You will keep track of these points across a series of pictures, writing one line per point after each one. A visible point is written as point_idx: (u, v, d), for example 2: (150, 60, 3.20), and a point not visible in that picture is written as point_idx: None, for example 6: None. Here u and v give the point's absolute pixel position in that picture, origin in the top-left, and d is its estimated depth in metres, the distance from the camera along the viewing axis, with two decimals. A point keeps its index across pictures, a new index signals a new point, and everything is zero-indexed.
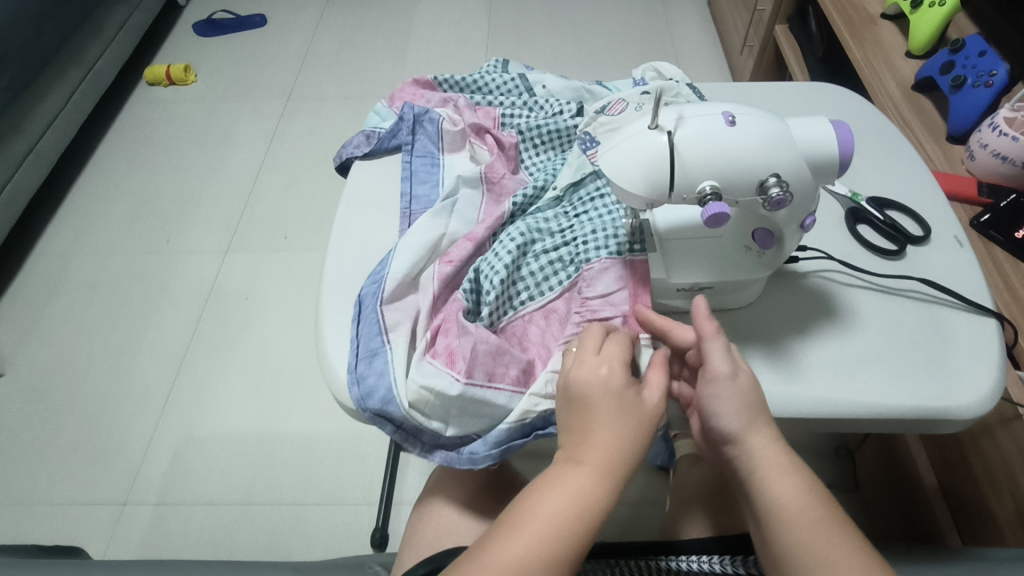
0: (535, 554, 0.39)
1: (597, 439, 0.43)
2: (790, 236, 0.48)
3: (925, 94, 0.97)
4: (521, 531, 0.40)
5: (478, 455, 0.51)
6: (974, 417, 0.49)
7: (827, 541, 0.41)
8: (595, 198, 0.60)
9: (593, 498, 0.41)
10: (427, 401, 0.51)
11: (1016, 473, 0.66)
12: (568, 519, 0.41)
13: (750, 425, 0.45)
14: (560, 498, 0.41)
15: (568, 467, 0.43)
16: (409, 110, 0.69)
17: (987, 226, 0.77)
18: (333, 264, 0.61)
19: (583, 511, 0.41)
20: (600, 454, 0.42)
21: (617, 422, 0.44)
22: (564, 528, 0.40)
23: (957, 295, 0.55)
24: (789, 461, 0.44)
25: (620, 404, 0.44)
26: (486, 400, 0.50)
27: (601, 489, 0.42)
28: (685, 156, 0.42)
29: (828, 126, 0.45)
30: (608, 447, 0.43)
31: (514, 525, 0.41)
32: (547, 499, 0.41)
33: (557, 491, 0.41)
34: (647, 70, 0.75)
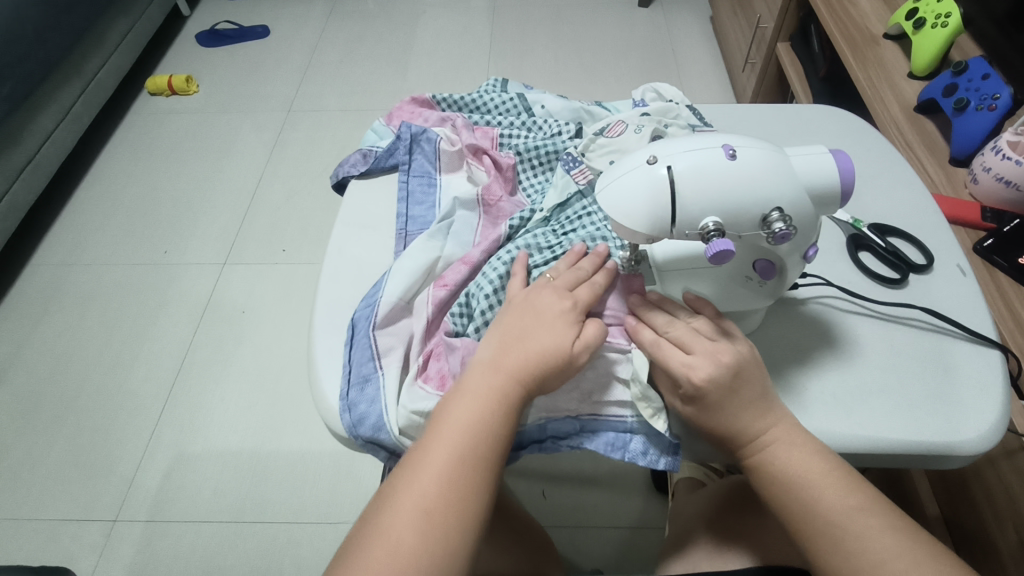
0: (452, 464, 0.43)
1: (515, 352, 0.46)
2: (792, 267, 0.47)
3: (928, 116, 0.96)
4: (436, 443, 0.44)
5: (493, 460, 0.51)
6: (978, 453, 0.48)
7: (835, 513, 0.43)
8: (583, 218, 0.59)
9: (498, 401, 0.45)
10: (417, 427, 0.49)
11: (1020, 506, 0.65)
12: (478, 425, 0.44)
13: (742, 419, 0.45)
14: (470, 407, 0.45)
15: (478, 376, 0.46)
16: (406, 130, 0.68)
17: (990, 251, 0.76)
18: (327, 285, 0.60)
19: (491, 414, 0.44)
20: (513, 365, 0.46)
21: (541, 336, 0.47)
22: (474, 434, 0.44)
23: (959, 325, 0.54)
24: (818, 467, 0.44)
25: (543, 324, 0.47)
26: None
27: (503, 391, 0.45)
28: (686, 192, 0.41)
29: (829, 155, 0.44)
30: (520, 360, 0.46)
31: (433, 438, 0.44)
32: (461, 407, 0.45)
33: (469, 400, 0.45)
34: (646, 91, 0.74)
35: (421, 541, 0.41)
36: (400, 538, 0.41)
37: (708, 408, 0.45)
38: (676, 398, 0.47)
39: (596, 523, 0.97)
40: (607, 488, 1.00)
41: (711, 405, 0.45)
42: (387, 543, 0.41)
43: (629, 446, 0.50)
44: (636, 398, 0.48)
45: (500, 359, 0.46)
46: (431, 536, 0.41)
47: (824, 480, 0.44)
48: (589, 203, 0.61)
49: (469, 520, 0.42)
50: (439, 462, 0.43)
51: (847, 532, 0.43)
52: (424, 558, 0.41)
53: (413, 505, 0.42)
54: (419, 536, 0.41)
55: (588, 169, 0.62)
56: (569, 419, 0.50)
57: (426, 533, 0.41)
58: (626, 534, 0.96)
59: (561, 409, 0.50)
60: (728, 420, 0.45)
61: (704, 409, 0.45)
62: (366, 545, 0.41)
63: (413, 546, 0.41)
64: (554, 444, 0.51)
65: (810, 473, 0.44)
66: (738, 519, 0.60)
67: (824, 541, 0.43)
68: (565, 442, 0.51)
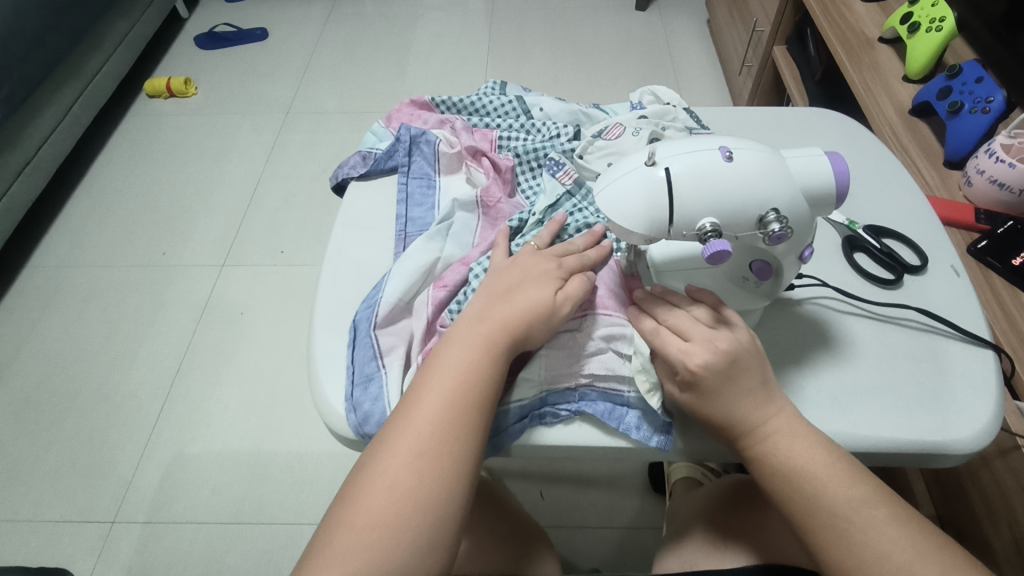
0: (444, 409, 0.44)
1: (502, 302, 0.48)
2: (789, 268, 0.48)
3: (923, 119, 0.97)
4: (428, 391, 0.45)
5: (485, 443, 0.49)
6: (972, 450, 0.48)
7: (833, 505, 0.43)
8: (574, 215, 0.60)
9: (488, 346, 0.46)
10: None
11: (1014, 504, 0.66)
12: (468, 372, 0.45)
13: (740, 408, 0.45)
14: (460, 356, 0.46)
15: (468, 326, 0.48)
16: (406, 132, 0.69)
17: (983, 252, 0.77)
18: (327, 286, 0.60)
19: (481, 361, 0.45)
20: (500, 314, 0.47)
21: (526, 290, 0.48)
22: (465, 380, 0.45)
23: (953, 326, 0.54)
24: (818, 459, 0.44)
25: (530, 280, 0.49)
26: None
27: (493, 337, 0.46)
28: (683, 193, 0.42)
29: (824, 157, 0.45)
30: (506, 310, 0.47)
31: (424, 387, 0.45)
32: (451, 355, 0.46)
33: (459, 349, 0.46)
34: (643, 94, 0.75)
35: (414, 481, 0.42)
36: (396, 479, 0.42)
37: (706, 397, 0.46)
38: (675, 386, 0.48)
39: (593, 522, 0.97)
40: (606, 487, 1.00)
41: (708, 394, 0.46)
42: (382, 485, 0.42)
43: (625, 418, 0.50)
44: (636, 372, 0.50)
45: (489, 310, 0.48)
46: (427, 476, 0.42)
47: (823, 472, 0.44)
48: (578, 204, 0.60)
49: (464, 463, 0.43)
50: (433, 408, 0.44)
51: (852, 524, 0.43)
52: (419, 498, 0.42)
53: (406, 448, 0.43)
54: (414, 476, 0.42)
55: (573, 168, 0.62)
56: (569, 390, 0.51)
57: (421, 473, 0.42)
58: (624, 533, 0.96)
59: (561, 380, 0.51)
60: (726, 409, 0.46)
61: (703, 398, 0.46)
62: (362, 487, 0.42)
63: (408, 485, 0.42)
64: (553, 413, 0.51)
65: (810, 465, 0.44)
66: (734, 517, 0.61)
67: (829, 534, 0.43)
68: (564, 411, 0.51)
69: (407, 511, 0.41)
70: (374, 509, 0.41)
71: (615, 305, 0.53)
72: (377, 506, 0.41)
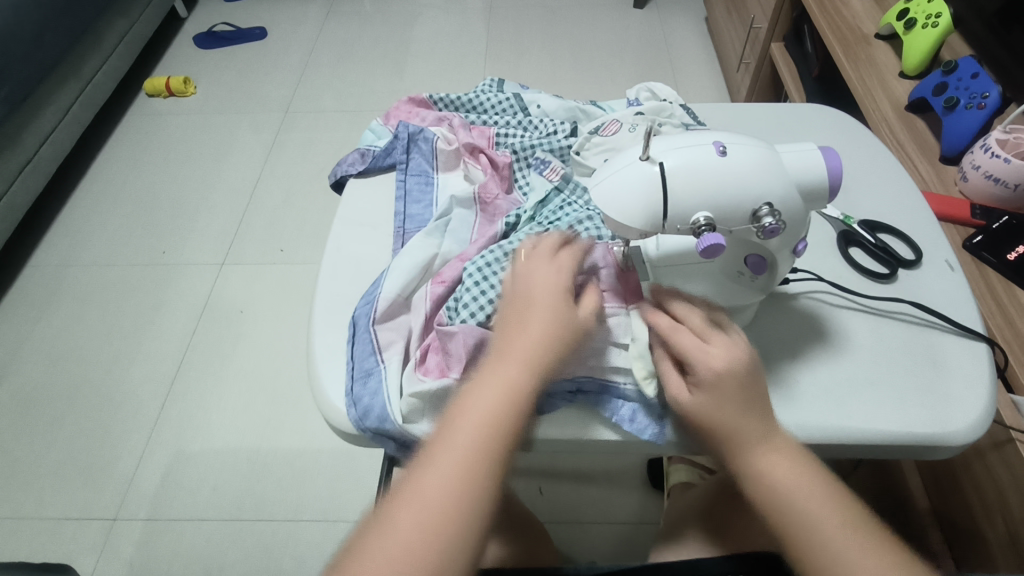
0: (471, 455, 0.42)
1: (528, 334, 0.45)
2: (783, 261, 0.49)
3: (919, 115, 0.98)
4: (457, 432, 0.43)
5: None
6: (966, 442, 0.49)
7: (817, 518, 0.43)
8: (567, 208, 0.61)
9: (515, 386, 0.44)
10: (417, 409, 0.50)
11: (1009, 498, 0.66)
12: (498, 412, 0.43)
13: (748, 413, 0.45)
14: (489, 395, 0.43)
15: (493, 364, 0.45)
16: (404, 130, 0.70)
17: (979, 247, 0.78)
18: (326, 282, 0.61)
19: (510, 399, 0.43)
20: (527, 349, 0.45)
21: (552, 319, 0.46)
22: (495, 420, 0.43)
23: (947, 319, 0.55)
24: (804, 475, 0.45)
25: (554, 307, 0.46)
26: None
27: (521, 378, 0.44)
28: (677, 188, 0.42)
29: (817, 152, 0.45)
30: (534, 343, 0.45)
31: (453, 428, 0.43)
32: (479, 395, 0.44)
33: (488, 388, 0.44)
34: (640, 91, 0.75)
35: (438, 533, 0.40)
36: (424, 526, 0.40)
37: (717, 398, 0.45)
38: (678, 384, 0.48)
39: (594, 518, 0.98)
40: (605, 484, 1.01)
41: (720, 396, 0.45)
42: (404, 536, 0.39)
43: (619, 409, 0.51)
44: (634, 358, 0.51)
45: (514, 343, 0.45)
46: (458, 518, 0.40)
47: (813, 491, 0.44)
48: (567, 198, 0.62)
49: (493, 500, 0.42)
50: (457, 453, 0.42)
51: (829, 532, 0.43)
52: (445, 550, 0.39)
53: (429, 496, 0.41)
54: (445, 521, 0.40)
55: (558, 165, 0.65)
56: (566, 378, 0.51)
57: (447, 526, 0.40)
58: (623, 530, 0.97)
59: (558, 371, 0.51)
60: (734, 415, 0.45)
61: (713, 399, 0.45)
62: (378, 536, 0.40)
63: (434, 537, 0.39)
64: (550, 402, 0.51)
65: (796, 478, 0.44)
66: (726, 510, 0.62)
67: (804, 542, 0.43)
68: (561, 400, 0.51)
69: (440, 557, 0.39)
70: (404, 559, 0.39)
71: (607, 296, 0.53)
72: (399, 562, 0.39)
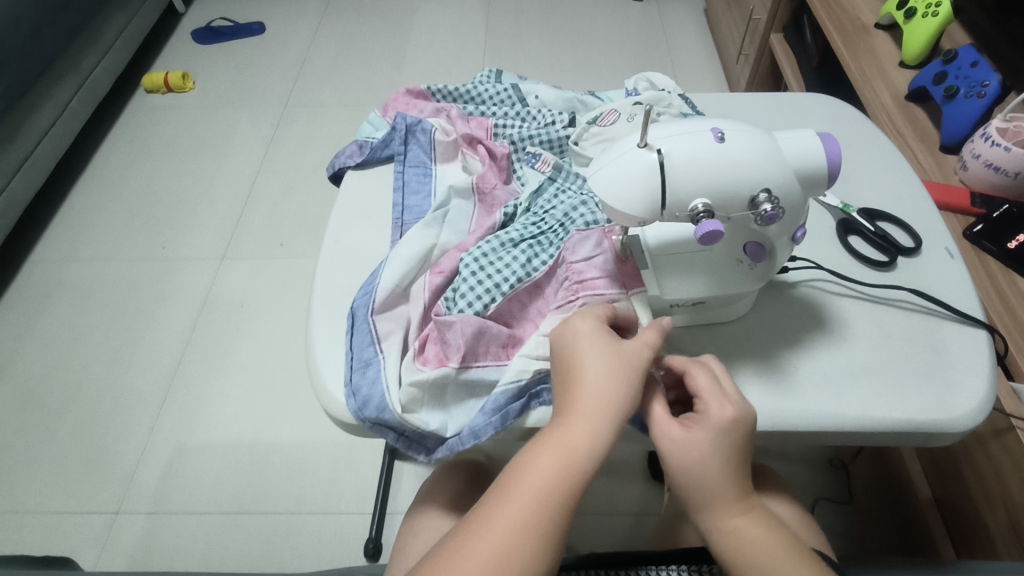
0: (541, 517, 0.39)
1: (592, 387, 0.42)
2: (781, 248, 0.49)
3: (919, 104, 0.97)
4: (517, 495, 0.40)
5: (480, 428, 0.49)
6: (967, 429, 0.49)
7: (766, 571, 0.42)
8: (561, 197, 0.62)
9: (589, 446, 0.41)
10: (417, 399, 0.51)
11: (1009, 485, 0.66)
12: (563, 476, 0.40)
13: (732, 479, 0.43)
14: (553, 456, 0.41)
15: (566, 419, 0.42)
16: (401, 121, 0.69)
17: (979, 236, 0.77)
18: (325, 274, 0.61)
19: (574, 464, 0.40)
20: (594, 405, 0.41)
21: (615, 374, 0.43)
22: (559, 484, 0.40)
23: (947, 306, 0.55)
24: (761, 531, 0.43)
25: (617, 359, 0.43)
26: (478, 380, 0.52)
27: (596, 437, 0.41)
28: (675, 175, 0.42)
29: (816, 138, 0.45)
30: (599, 400, 0.42)
31: (514, 489, 0.40)
32: (542, 454, 0.41)
33: (551, 446, 0.41)
34: (639, 81, 0.75)
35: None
36: None
37: (707, 456, 0.43)
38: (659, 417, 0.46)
39: (595, 511, 0.98)
40: (606, 476, 1.01)
41: (711, 455, 0.43)
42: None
43: None
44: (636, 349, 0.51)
45: (584, 396, 0.42)
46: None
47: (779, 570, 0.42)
48: (560, 187, 0.63)
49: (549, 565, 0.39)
50: (527, 514, 0.39)
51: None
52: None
53: (497, 558, 0.38)
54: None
55: (550, 156, 0.66)
56: None
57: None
58: (624, 521, 0.97)
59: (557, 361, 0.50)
60: (717, 473, 0.43)
61: (702, 453, 0.43)
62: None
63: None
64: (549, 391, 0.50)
65: (750, 531, 0.43)
66: None
67: None
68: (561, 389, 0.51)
69: None
70: None
71: (605, 284, 0.53)
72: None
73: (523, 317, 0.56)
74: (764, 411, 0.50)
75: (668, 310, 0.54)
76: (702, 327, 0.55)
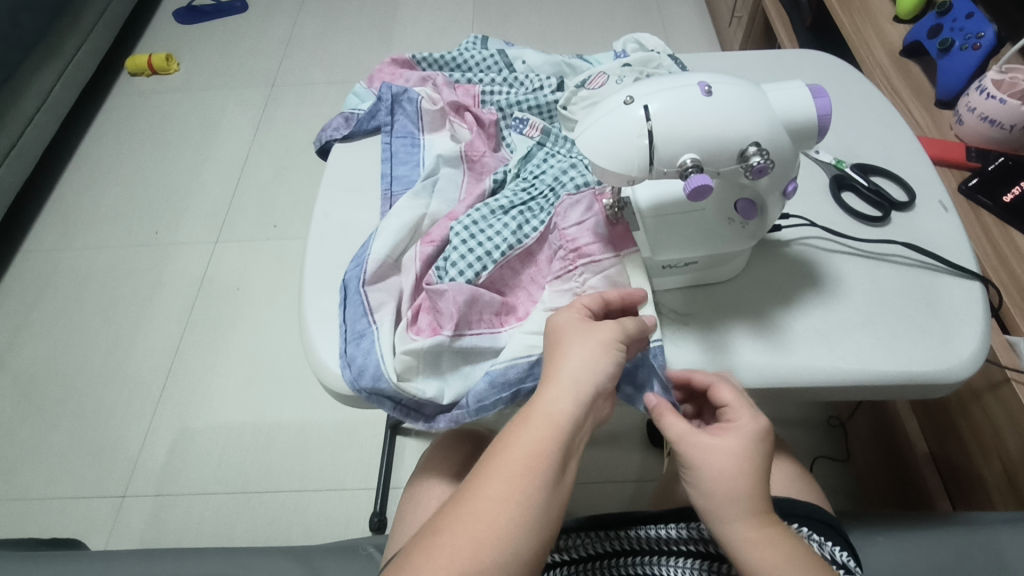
0: (520, 485, 0.40)
1: (567, 364, 0.44)
2: (772, 204, 0.48)
3: (914, 59, 0.96)
4: (497, 466, 0.41)
5: (486, 402, 0.49)
6: (959, 380, 0.49)
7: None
8: (550, 160, 0.61)
9: (564, 417, 0.42)
10: (413, 367, 0.51)
11: (1004, 437, 0.67)
12: (541, 445, 0.41)
13: (758, 493, 0.43)
14: (530, 429, 0.41)
15: (540, 393, 0.43)
16: (387, 91, 0.68)
17: (975, 190, 0.77)
18: (316, 248, 0.61)
19: (552, 434, 0.41)
20: (567, 379, 0.43)
21: (588, 350, 0.44)
22: (536, 452, 0.41)
23: (941, 259, 0.54)
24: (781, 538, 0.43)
25: (591, 336, 0.45)
26: (474, 348, 0.52)
27: (570, 406, 0.42)
28: (663, 130, 0.41)
29: (806, 90, 0.44)
30: (574, 373, 0.43)
31: (494, 461, 0.41)
32: (520, 428, 0.42)
33: (528, 420, 0.42)
34: (627, 43, 0.73)
35: (490, 562, 0.38)
36: (454, 562, 0.37)
37: (739, 463, 0.43)
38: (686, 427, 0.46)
39: (595, 480, 0.99)
40: (606, 445, 1.02)
41: (742, 464, 0.43)
42: (454, 565, 0.37)
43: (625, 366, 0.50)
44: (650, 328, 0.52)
45: (558, 370, 0.44)
46: (493, 552, 0.38)
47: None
48: (550, 151, 0.62)
49: (532, 531, 0.39)
50: (508, 482, 0.40)
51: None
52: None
53: (480, 525, 0.39)
54: (477, 551, 0.38)
55: (538, 121, 0.65)
56: None
57: (500, 556, 0.38)
58: (625, 488, 0.98)
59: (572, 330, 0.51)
60: (746, 483, 0.43)
61: (736, 459, 0.43)
62: (424, 563, 0.38)
63: (482, 566, 0.37)
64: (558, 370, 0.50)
65: (768, 540, 0.42)
66: None
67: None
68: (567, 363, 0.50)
69: None
70: None
71: (599, 250, 0.53)
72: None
73: (515, 284, 0.56)
74: (757, 369, 0.50)
75: (663, 271, 0.54)
76: (700, 289, 0.55)
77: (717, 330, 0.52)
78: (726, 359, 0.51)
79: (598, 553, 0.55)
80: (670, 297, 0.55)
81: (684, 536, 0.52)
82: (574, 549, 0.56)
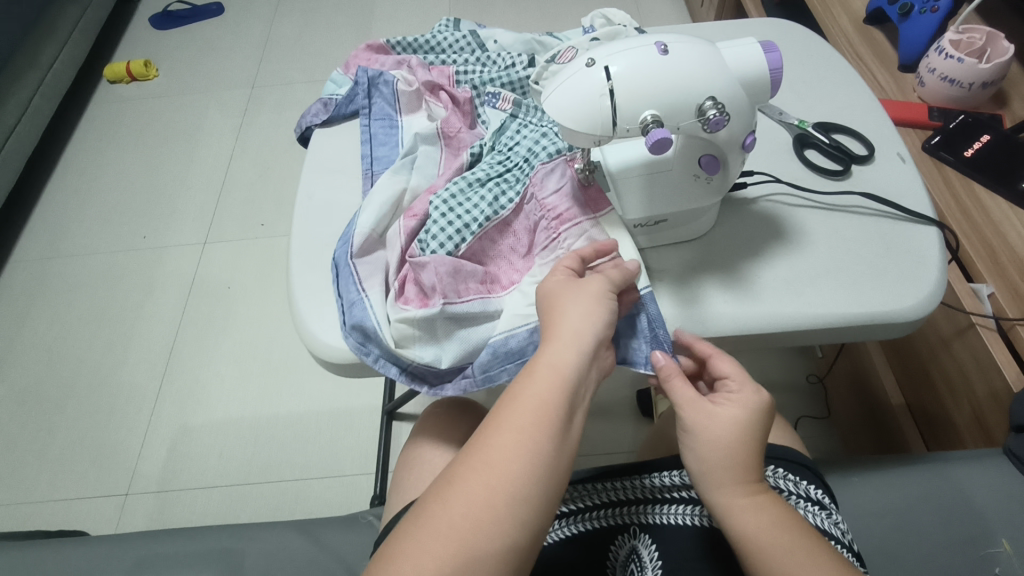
0: (530, 434, 0.40)
1: (565, 323, 0.44)
2: (734, 158, 0.51)
3: (877, 26, 0.99)
4: (507, 419, 0.41)
5: (493, 372, 0.51)
6: (917, 317, 0.52)
7: (769, 542, 0.44)
8: (523, 130, 0.63)
9: (569, 369, 0.42)
10: (410, 335, 0.52)
11: (972, 379, 0.69)
12: (548, 397, 0.41)
13: (751, 457, 0.46)
14: (537, 384, 0.42)
15: (543, 348, 0.43)
16: (363, 75, 0.70)
17: (937, 148, 0.79)
18: (303, 229, 0.62)
19: (557, 387, 0.41)
20: (565, 336, 0.43)
21: (583, 310, 0.44)
22: (545, 403, 0.41)
23: (898, 207, 0.57)
24: (764, 512, 0.45)
25: (582, 300, 0.45)
26: (466, 315, 0.53)
27: (573, 359, 0.42)
28: (622, 89, 0.43)
29: (757, 46, 0.47)
30: (572, 331, 0.43)
31: (505, 414, 0.41)
32: (528, 383, 0.42)
33: (534, 376, 0.42)
34: (595, 18, 0.75)
35: (505, 508, 0.38)
36: (471, 506, 0.38)
37: (726, 440, 0.45)
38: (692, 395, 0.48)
39: (590, 452, 1.02)
40: (600, 418, 1.05)
41: (729, 437, 0.45)
42: (469, 511, 0.38)
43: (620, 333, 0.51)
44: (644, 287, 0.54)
45: (559, 327, 0.44)
46: (508, 500, 0.39)
47: (781, 541, 0.43)
48: (522, 122, 0.65)
49: (548, 478, 0.40)
50: (517, 431, 0.40)
51: (772, 550, 0.43)
52: (506, 522, 0.38)
53: (492, 473, 0.39)
54: (491, 497, 0.39)
55: (509, 94, 0.68)
56: None
57: (512, 502, 0.39)
58: (618, 457, 1.01)
59: None
60: (734, 456, 0.45)
61: (729, 432, 0.45)
62: (439, 510, 0.39)
63: (497, 513, 0.38)
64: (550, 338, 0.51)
65: (751, 512, 0.45)
66: None
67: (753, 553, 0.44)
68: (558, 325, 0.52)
69: (483, 533, 0.38)
70: (450, 529, 0.38)
71: (578, 212, 0.56)
72: (460, 535, 0.38)
73: (495, 253, 0.57)
74: (725, 317, 0.52)
75: (637, 232, 0.56)
76: (668, 245, 0.57)
77: (690, 283, 0.55)
78: (699, 311, 0.53)
79: (597, 504, 0.58)
80: (649, 256, 0.57)
81: (684, 482, 0.55)
82: (576, 500, 0.58)
